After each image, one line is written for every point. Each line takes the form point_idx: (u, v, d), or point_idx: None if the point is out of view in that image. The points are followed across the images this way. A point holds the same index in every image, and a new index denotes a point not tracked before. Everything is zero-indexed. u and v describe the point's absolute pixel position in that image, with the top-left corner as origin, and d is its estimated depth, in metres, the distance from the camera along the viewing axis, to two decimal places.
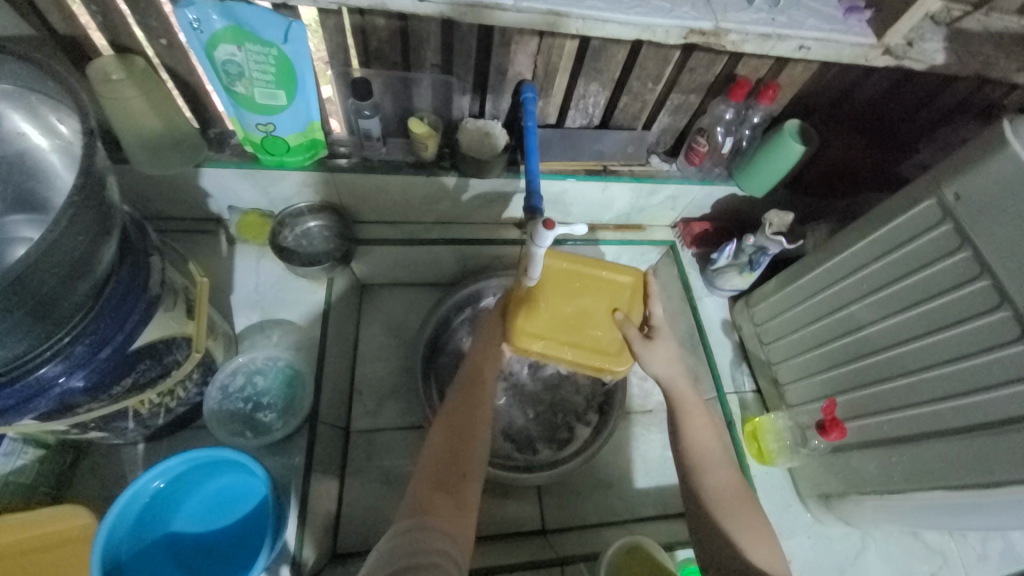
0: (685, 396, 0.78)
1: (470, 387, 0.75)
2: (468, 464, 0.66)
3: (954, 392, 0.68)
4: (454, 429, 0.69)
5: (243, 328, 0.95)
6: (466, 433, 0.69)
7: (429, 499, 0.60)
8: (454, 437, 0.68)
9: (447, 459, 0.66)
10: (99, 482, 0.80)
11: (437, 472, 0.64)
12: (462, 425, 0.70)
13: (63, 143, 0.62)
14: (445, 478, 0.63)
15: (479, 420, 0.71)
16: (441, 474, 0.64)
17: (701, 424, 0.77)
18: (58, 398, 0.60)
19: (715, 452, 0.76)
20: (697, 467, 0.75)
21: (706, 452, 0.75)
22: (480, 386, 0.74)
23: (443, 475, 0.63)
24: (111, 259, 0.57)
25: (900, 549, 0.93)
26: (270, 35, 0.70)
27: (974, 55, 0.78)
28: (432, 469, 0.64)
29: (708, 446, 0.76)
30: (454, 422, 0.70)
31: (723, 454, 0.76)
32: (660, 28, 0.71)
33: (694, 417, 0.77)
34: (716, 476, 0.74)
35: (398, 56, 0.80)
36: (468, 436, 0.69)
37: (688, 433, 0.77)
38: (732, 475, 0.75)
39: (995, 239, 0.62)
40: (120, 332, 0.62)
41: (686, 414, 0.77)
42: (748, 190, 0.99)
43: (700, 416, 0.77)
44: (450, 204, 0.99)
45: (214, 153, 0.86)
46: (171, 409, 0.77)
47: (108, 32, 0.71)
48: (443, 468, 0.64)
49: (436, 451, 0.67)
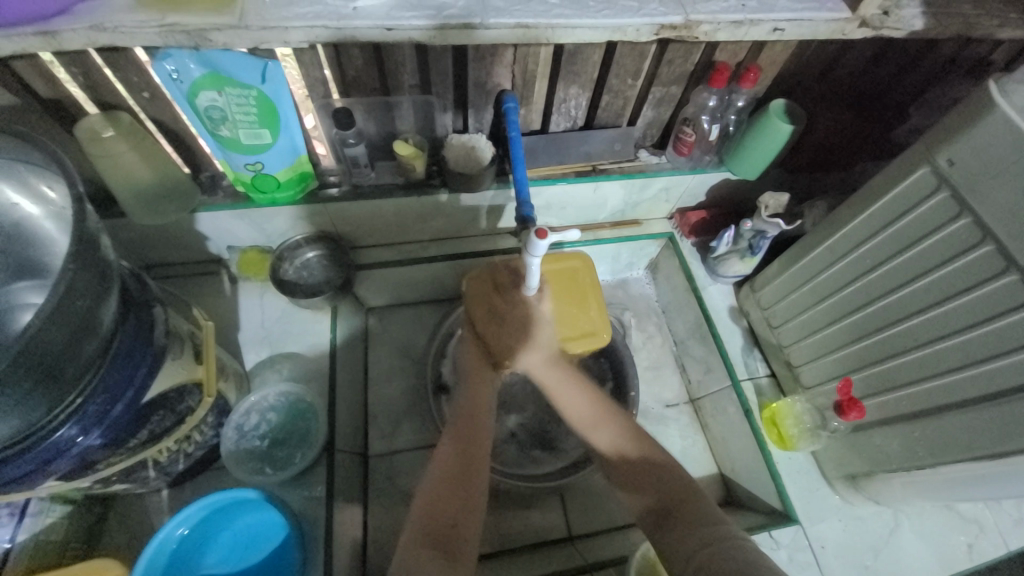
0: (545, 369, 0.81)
1: (462, 433, 0.74)
2: (464, 515, 0.66)
3: (970, 361, 0.67)
4: (449, 478, 0.69)
5: (253, 364, 0.96)
6: (460, 482, 0.69)
7: (419, 552, 0.61)
8: (450, 485, 0.68)
9: (442, 513, 0.66)
10: (128, 531, 0.82)
11: (429, 523, 0.64)
12: (456, 473, 0.70)
13: (55, 209, 0.63)
14: (440, 532, 0.63)
15: (477, 468, 0.71)
16: (435, 527, 0.64)
17: (572, 388, 0.79)
18: (77, 456, 0.61)
19: (590, 411, 0.77)
20: (582, 429, 0.77)
21: (578, 416, 0.78)
22: (476, 424, 0.76)
23: (435, 525, 0.64)
24: (113, 316, 0.59)
25: (935, 522, 0.91)
26: (249, 78, 0.71)
27: (954, 16, 0.76)
28: (424, 518, 0.65)
29: (581, 410, 0.78)
30: (449, 462, 0.71)
31: (598, 414, 0.77)
32: (630, 27, 0.71)
33: (557, 385, 0.80)
34: (598, 436, 0.76)
35: (376, 83, 0.80)
36: (464, 487, 0.68)
37: (561, 403, 0.79)
38: (608, 433, 0.75)
39: (995, 202, 0.60)
40: (130, 387, 0.63)
41: (552, 387, 0.80)
42: (739, 174, 0.98)
43: (569, 382, 0.79)
44: (444, 221, 1.00)
45: (207, 197, 0.87)
46: (189, 454, 0.78)
47: (92, 92, 0.73)
48: (433, 520, 0.65)
49: (429, 499, 0.67)
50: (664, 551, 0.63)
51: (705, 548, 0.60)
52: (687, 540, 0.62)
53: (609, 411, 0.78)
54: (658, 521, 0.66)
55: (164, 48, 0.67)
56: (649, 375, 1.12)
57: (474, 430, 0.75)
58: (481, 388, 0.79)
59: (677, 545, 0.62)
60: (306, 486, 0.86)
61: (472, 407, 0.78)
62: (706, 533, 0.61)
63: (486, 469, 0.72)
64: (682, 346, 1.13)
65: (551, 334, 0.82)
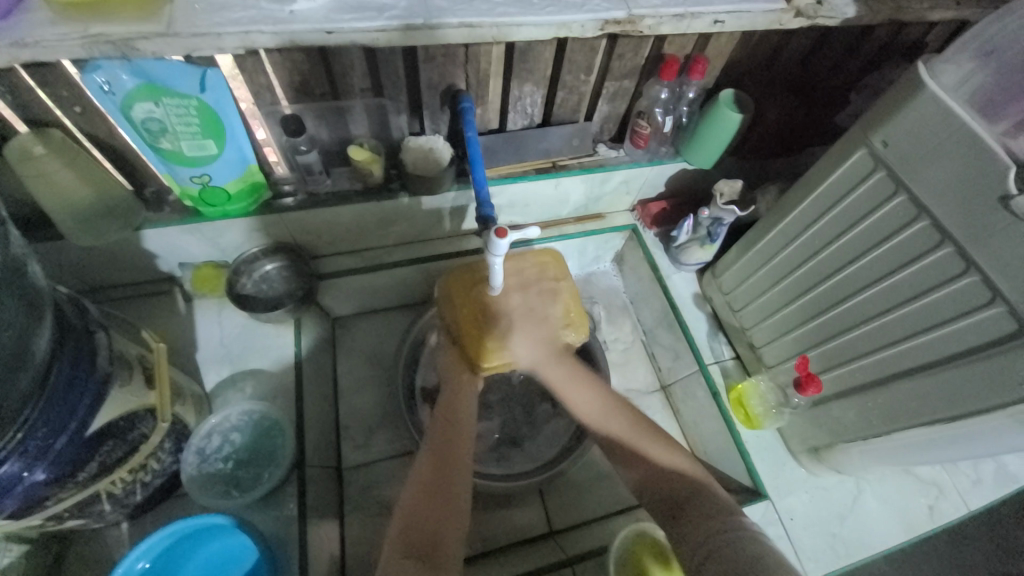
0: (555, 373, 0.81)
1: (442, 443, 0.75)
2: (448, 522, 0.65)
3: (914, 331, 0.70)
4: (430, 488, 0.69)
5: (215, 384, 0.92)
6: (442, 489, 0.68)
7: (401, 563, 0.60)
8: (431, 495, 0.68)
9: (424, 528, 0.64)
10: (86, 569, 0.77)
11: (410, 535, 0.63)
12: (438, 482, 0.69)
13: None
14: (423, 543, 0.62)
15: (458, 473, 0.71)
16: (418, 537, 0.63)
17: (577, 388, 0.82)
18: (22, 495, 0.58)
19: (599, 407, 0.81)
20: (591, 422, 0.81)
21: (587, 412, 0.81)
22: (456, 435, 0.76)
23: (416, 535, 0.63)
24: (48, 345, 0.55)
25: (896, 487, 0.96)
26: (186, 87, 0.68)
27: (882, 4, 0.80)
28: (404, 529, 0.64)
29: (591, 407, 0.81)
30: (432, 472, 0.71)
31: (608, 407, 0.81)
32: (576, 23, 0.72)
33: (570, 387, 0.81)
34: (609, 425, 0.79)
35: (326, 87, 0.78)
36: (446, 493, 0.68)
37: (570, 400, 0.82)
38: (619, 425, 0.78)
39: (927, 179, 0.64)
40: (73, 419, 0.59)
41: (562, 386, 0.82)
42: (697, 163, 1.00)
43: (575, 386, 0.82)
44: (407, 224, 0.98)
45: (153, 213, 0.84)
46: (148, 483, 0.75)
47: (18, 108, 0.68)
48: (414, 532, 0.64)
49: (409, 511, 0.66)
50: (675, 537, 0.64)
51: (715, 536, 0.59)
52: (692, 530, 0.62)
53: (616, 404, 0.81)
54: (671, 516, 0.66)
55: (91, 60, 0.63)
56: (620, 367, 1.14)
57: (455, 436, 0.76)
58: (459, 397, 0.79)
59: (687, 533, 0.62)
60: (277, 505, 0.83)
61: (451, 416, 0.78)
62: (711, 519, 0.62)
63: (468, 477, 0.72)
64: (651, 335, 1.15)
65: (551, 336, 0.81)
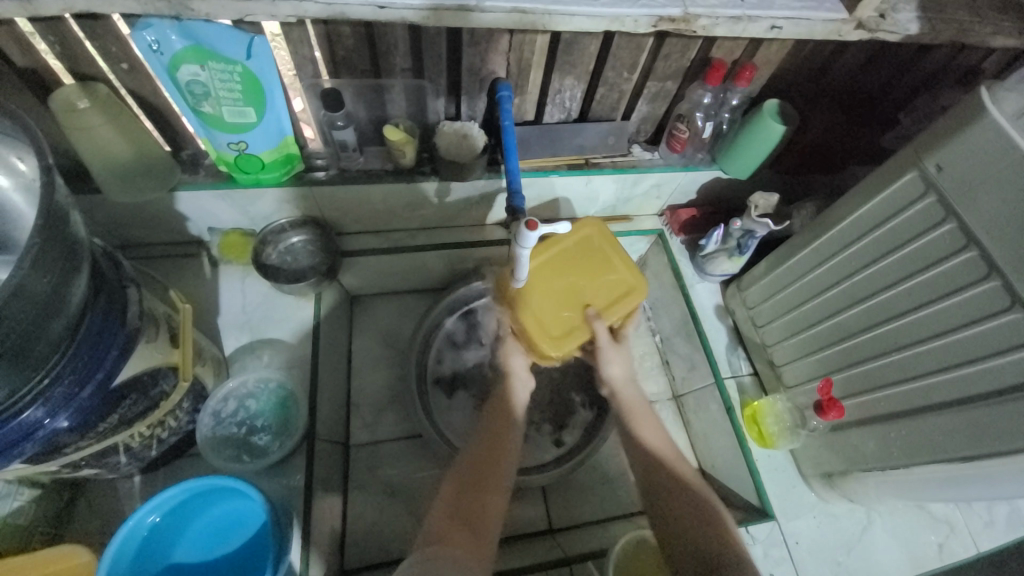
0: (629, 398, 0.80)
1: (497, 426, 0.74)
2: (493, 494, 0.66)
3: (949, 364, 0.68)
4: (476, 470, 0.68)
5: (233, 350, 0.94)
6: (491, 470, 0.68)
7: (447, 529, 0.60)
8: (478, 474, 0.67)
9: (470, 493, 0.65)
10: (97, 518, 0.79)
11: (454, 509, 0.63)
12: (486, 466, 0.68)
13: (25, 180, 0.62)
14: (466, 516, 0.63)
15: (506, 455, 0.70)
16: (463, 508, 0.63)
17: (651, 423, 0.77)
18: (44, 440, 0.59)
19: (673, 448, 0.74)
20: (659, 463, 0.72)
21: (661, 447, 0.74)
22: (511, 413, 0.76)
23: (462, 508, 0.63)
24: (83, 294, 0.56)
25: (906, 521, 0.93)
26: (233, 52, 0.68)
27: (946, 23, 0.77)
28: (450, 503, 0.64)
29: (661, 447, 0.74)
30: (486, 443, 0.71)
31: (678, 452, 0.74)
32: (629, 17, 0.70)
33: (645, 419, 0.78)
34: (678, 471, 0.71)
35: (367, 64, 0.78)
36: (493, 475, 0.68)
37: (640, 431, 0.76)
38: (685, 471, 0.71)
39: (980, 208, 0.61)
40: (100, 369, 0.61)
41: (636, 414, 0.78)
42: (741, 169, 0.97)
43: (647, 419, 0.78)
44: (433, 209, 0.98)
45: (188, 176, 0.84)
46: (163, 440, 0.77)
47: (68, 61, 0.69)
48: (459, 504, 0.64)
49: (454, 490, 0.65)
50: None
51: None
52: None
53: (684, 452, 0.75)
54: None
55: (143, 17, 0.64)
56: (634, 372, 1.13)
57: (507, 424, 0.74)
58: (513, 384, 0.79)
59: None
60: (285, 474, 0.84)
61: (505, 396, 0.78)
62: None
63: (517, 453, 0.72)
64: (667, 342, 1.14)
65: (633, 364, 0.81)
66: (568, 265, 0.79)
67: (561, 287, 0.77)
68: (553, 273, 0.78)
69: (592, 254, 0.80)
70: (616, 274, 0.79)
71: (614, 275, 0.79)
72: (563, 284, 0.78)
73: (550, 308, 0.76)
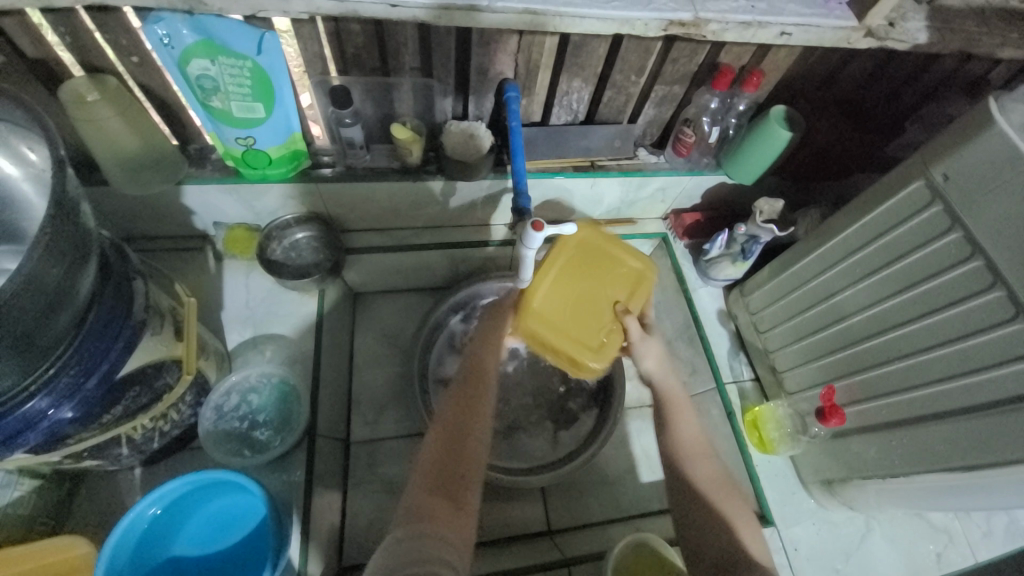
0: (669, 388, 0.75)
1: (468, 392, 0.72)
2: (470, 460, 0.65)
3: (952, 374, 0.68)
4: (452, 442, 0.66)
5: (236, 344, 0.94)
6: (465, 439, 0.67)
7: (426, 501, 0.59)
8: (453, 445, 0.66)
9: (450, 462, 0.64)
10: (96, 510, 0.80)
11: (434, 481, 0.62)
12: (462, 434, 0.67)
13: (34, 171, 0.62)
14: (445, 487, 0.61)
15: (479, 424, 0.69)
16: (442, 479, 0.62)
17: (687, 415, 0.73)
18: (47, 430, 0.59)
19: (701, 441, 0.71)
20: (684, 458, 0.70)
21: (691, 443, 0.71)
22: (482, 374, 0.74)
23: (442, 478, 0.62)
24: (90, 285, 0.57)
25: (905, 530, 0.93)
26: (244, 48, 0.68)
27: (955, 33, 0.77)
28: (430, 475, 0.63)
29: (691, 440, 0.71)
30: (459, 409, 0.70)
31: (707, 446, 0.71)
32: (639, 21, 0.71)
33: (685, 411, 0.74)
34: (702, 468, 0.69)
35: (376, 62, 0.78)
36: (468, 444, 0.66)
37: (674, 423, 0.73)
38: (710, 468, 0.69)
39: (985, 218, 0.61)
40: (105, 361, 0.61)
41: (673, 405, 0.74)
42: (748, 175, 0.97)
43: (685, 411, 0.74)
44: (438, 208, 0.98)
45: (195, 169, 0.85)
46: (165, 432, 0.77)
47: (78, 52, 0.70)
48: (438, 476, 0.62)
49: (433, 464, 0.64)
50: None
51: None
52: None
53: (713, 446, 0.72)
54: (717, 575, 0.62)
55: (155, 11, 0.64)
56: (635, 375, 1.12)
57: (478, 390, 0.72)
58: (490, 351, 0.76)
59: None
60: (285, 470, 0.84)
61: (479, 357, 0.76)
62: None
63: (489, 415, 0.71)
64: None
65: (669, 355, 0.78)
66: (581, 271, 0.78)
67: (582, 298, 0.77)
68: (570, 280, 0.77)
69: (600, 256, 0.80)
70: (626, 269, 0.80)
71: (625, 268, 0.80)
72: (585, 292, 0.78)
73: (577, 322, 0.77)
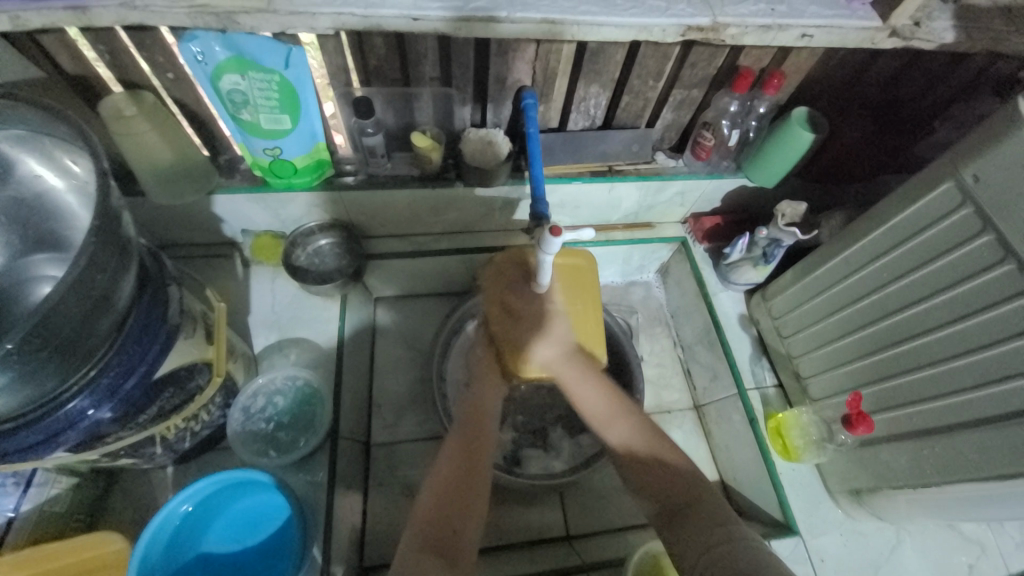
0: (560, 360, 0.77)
1: (469, 436, 0.73)
2: (467, 516, 0.65)
3: (986, 380, 0.65)
4: (451, 492, 0.66)
5: (262, 348, 0.97)
6: (464, 487, 0.67)
7: (419, 558, 0.59)
8: (447, 492, 0.66)
9: (445, 516, 0.64)
10: (130, 506, 0.83)
11: (427, 534, 0.62)
12: (462, 482, 0.68)
13: (78, 182, 0.66)
14: (438, 541, 0.62)
15: (478, 477, 0.69)
16: (434, 536, 0.62)
17: (582, 382, 0.75)
18: (87, 429, 0.62)
19: (607, 404, 0.73)
20: (599, 424, 0.72)
21: (596, 407, 0.73)
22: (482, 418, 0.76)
23: (435, 532, 0.62)
24: (130, 292, 0.59)
25: (937, 542, 0.90)
26: (272, 62, 0.71)
27: (983, 32, 0.75)
28: (422, 528, 0.63)
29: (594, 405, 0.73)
30: (459, 455, 0.71)
31: (614, 408, 0.72)
32: (657, 27, 0.71)
33: (575, 378, 0.75)
34: (616, 431, 0.71)
35: (397, 73, 0.80)
36: (466, 490, 0.67)
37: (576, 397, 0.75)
38: (626, 427, 0.70)
39: (1017, 220, 0.59)
40: (143, 362, 0.64)
41: (568, 379, 0.75)
42: (763, 181, 0.97)
43: (583, 376, 0.75)
44: (458, 214, 0.99)
45: (225, 179, 0.88)
46: (195, 433, 0.80)
47: (117, 70, 0.74)
48: (432, 530, 0.62)
49: (426, 516, 0.64)
50: (676, 551, 0.59)
51: (708, 552, 0.56)
52: (691, 542, 0.58)
53: (623, 404, 0.73)
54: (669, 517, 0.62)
55: (190, 30, 0.67)
56: (654, 379, 1.11)
57: (482, 435, 0.73)
58: (486, 392, 0.79)
59: (688, 542, 0.58)
60: (308, 471, 0.86)
61: (475, 409, 0.77)
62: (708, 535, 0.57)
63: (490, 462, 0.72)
64: (689, 351, 1.13)
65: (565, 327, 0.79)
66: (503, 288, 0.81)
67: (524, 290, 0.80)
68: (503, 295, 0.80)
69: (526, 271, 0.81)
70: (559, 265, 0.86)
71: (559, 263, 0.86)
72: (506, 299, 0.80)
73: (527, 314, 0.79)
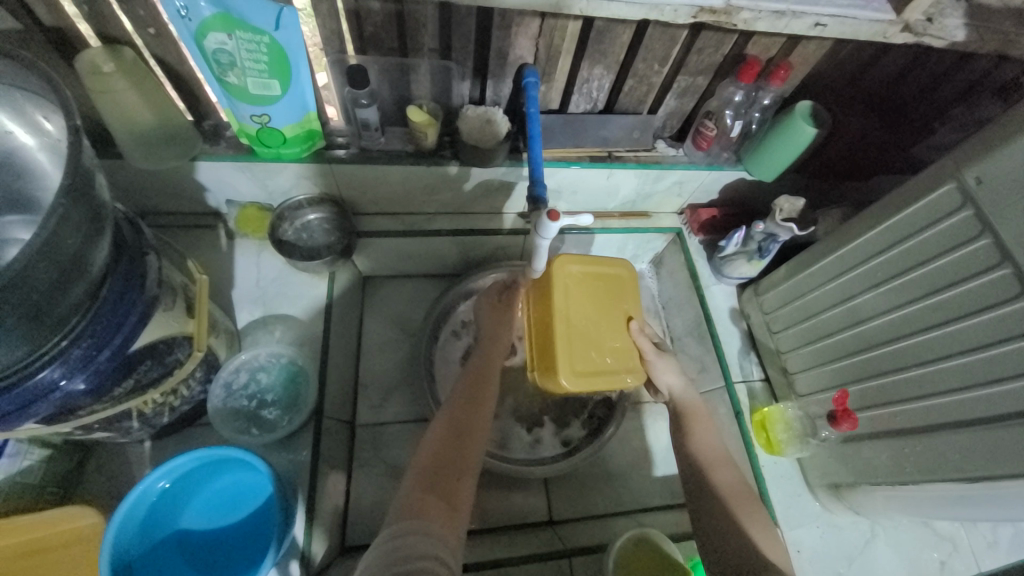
0: (691, 398, 0.82)
1: (471, 391, 0.75)
2: (467, 465, 0.65)
3: (970, 383, 0.67)
4: (448, 442, 0.66)
5: (246, 324, 0.94)
6: (465, 436, 0.68)
7: (421, 498, 0.58)
8: (452, 440, 0.67)
9: (447, 456, 0.64)
10: (105, 481, 0.80)
11: (427, 477, 0.61)
12: (464, 431, 0.68)
13: (50, 140, 0.62)
14: (439, 484, 0.61)
15: (478, 429, 0.70)
16: (436, 477, 0.61)
17: (707, 422, 0.79)
18: (59, 402, 0.59)
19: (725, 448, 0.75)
20: (705, 467, 0.73)
21: (714, 450, 0.75)
22: (487, 378, 0.77)
23: (435, 476, 0.61)
24: (105, 258, 0.57)
25: (910, 536, 0.92)
26: (261, 22, 0.67)
27: (995, 32, 0.73)
28: (421, 474, 0.62)
29: (707, 445, 0.75)
30: (462, 407, 0.72)
31: (724, 455, 0.75)
32: (668, 7, 0.69)
33: (703, 418, 0.79)
34: (723, 474, 0.72)
35: (395, 42, 0.77)
36: (467, 439, 0.67)
37: (695, 431, 0.77)
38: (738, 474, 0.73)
39: (1016, 225, 0.59)
40: (118, 335, 0.61)
41: (695, 414, 0.80)
42: (753, 173, 0.96)
43: (705, 418, 0.79)
44: (452, 194, 0.97)
45: (209, 146, 0.84)
46: (175, 408, 0.78)
47: (95, 23, 0.69)
48: (435, 471, 0.62)
49: (426, 465, 0.63)
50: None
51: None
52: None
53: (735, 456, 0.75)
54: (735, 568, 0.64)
55: None
56: None
57: (481, 395, 0.74)
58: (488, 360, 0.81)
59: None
60: (290, 450, 0.84)
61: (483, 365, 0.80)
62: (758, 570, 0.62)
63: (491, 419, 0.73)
64: (679, 343, 1.13)
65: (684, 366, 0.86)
66: (595, 292, 0.82)
67: (596, 317, 0.81)
68: (599, 307, 0.82)
69: (602, 286, 0.83)
70: (612, 274, 0.85)
71: (609, 270, 0.85)
72: (599, 313, 0.81)
73: (600, 356, 0.79)
